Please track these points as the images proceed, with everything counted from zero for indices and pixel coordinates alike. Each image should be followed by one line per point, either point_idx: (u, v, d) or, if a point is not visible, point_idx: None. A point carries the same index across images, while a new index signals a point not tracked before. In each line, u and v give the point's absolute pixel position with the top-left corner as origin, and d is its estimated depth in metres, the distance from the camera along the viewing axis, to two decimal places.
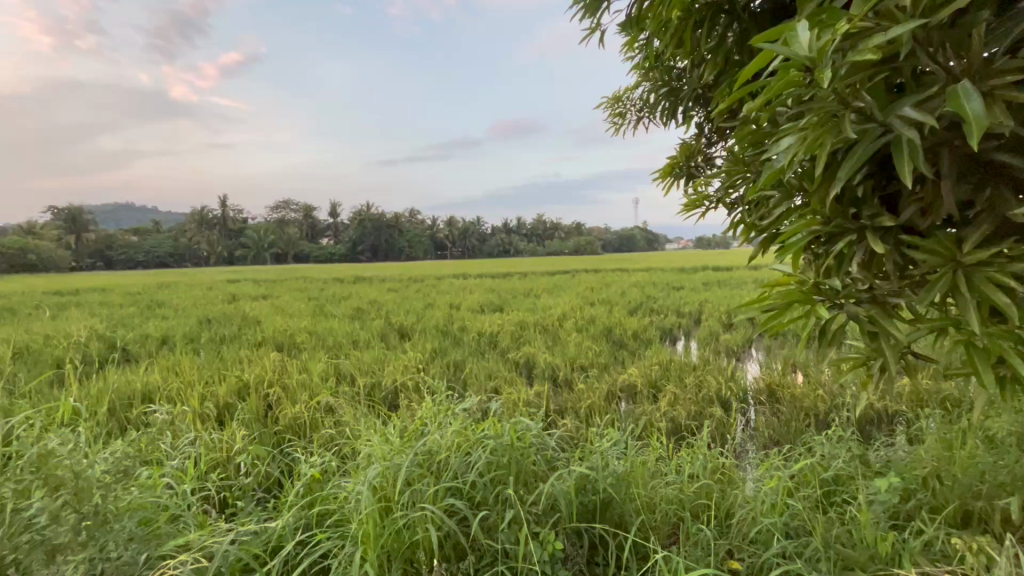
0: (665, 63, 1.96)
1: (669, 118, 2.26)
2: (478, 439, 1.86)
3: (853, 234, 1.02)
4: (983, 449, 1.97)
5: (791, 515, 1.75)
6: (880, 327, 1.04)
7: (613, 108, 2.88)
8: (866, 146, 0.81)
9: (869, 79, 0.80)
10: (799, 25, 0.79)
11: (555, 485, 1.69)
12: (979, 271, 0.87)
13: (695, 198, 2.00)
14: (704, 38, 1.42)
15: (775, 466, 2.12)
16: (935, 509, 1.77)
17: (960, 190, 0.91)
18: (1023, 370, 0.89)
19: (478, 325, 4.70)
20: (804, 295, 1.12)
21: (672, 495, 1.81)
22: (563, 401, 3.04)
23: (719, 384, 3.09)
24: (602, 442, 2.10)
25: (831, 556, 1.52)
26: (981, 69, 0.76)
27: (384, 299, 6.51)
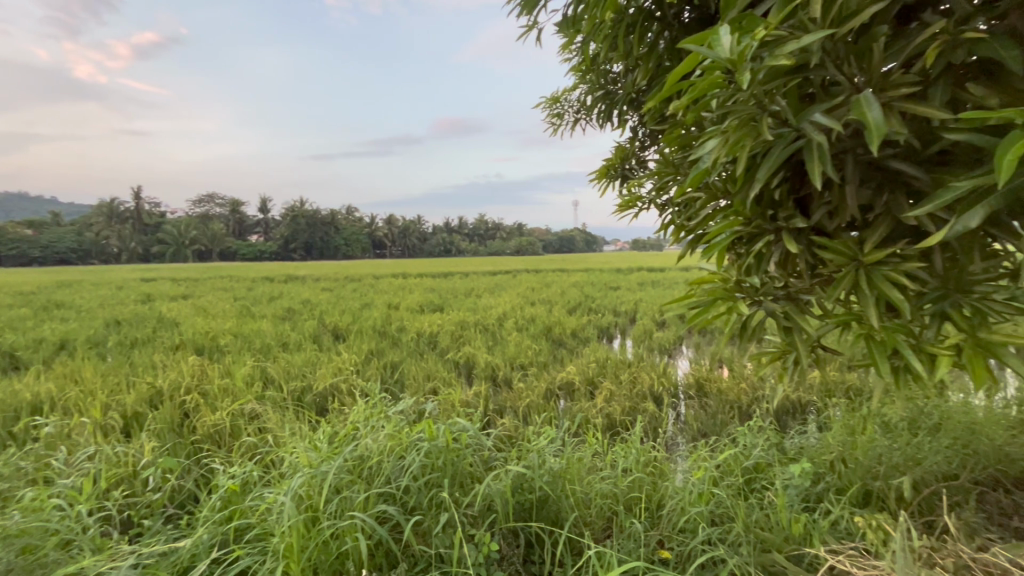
0: (601, 66, 2.00)
1: (605, 121, 2.30)
2: (413, 441, 1.80)
3: (770, 235, 1.08)
4: (880, 434, 2.17)
5: (716, 503, 1.83)
6: (794, 322, 1.11)
7: (552, 109, 2.91)
8: (781, 149, 0.85)
9: (785, 85, 0.84)
10: (721, 28, 0.81)
11: (491, 485, 1.68)
12: (878, 270, 0.95)
13: (629, 199, 2.05)
14: (637, 43, 1.46)
15: (703, 457, 2.21)
16: (841, 490, 1.92)
17: (862, 195, 0.98)
18: (913, 360, 0.97)
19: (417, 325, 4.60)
20: (727, 292, 1.19)
21: (607, 490, 1.84)
22: (503, 401, 3.02)
23: (652, 380, 3.20)
24: (539, 441, 2.11)
25: (751, 540, 1.61)
26: (880, 82, 0.82)
27: (317, 298, 6.22)
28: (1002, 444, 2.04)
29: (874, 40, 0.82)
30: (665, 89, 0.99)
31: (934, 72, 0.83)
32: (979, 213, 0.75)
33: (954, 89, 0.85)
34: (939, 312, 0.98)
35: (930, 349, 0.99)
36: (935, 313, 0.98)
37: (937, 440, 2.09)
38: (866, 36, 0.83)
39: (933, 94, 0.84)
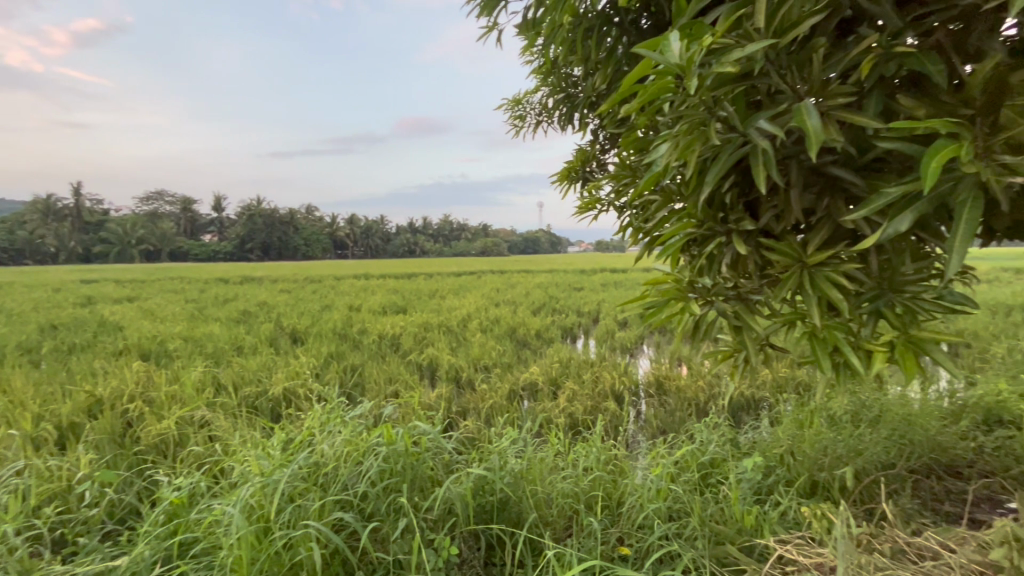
0: (562, 70, 2.02)
1: (566, 123, 2.32)
2: (371, 445, 1.76)
3: (720, 237, 1.11)
4: (826, 428, 2.28)
5: (674, 499, 1.88)
6: (743, 321, 1.16)
7: (514, 111, 2.91)
8: (729, 154, 0.88)
9: (732, 92, 0.87)
10: (671, 33, 0.83)
11: (452, 488, 1.66)
12: (820, 271, 1.00)
13: (588, 201, 2.08)
14: (595, 47, 1.48)
15: (661, 453, 2.26)
16: (790, 481, 2.01)
17: (805, 199, 1.02)
18: (851, 357, 1.02)
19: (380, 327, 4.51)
20: (680, 292, 1.23)
21: (568, 489, 1.86)
22: (466, 403, 3.00)
23: (614, 379, 3.25)
24: (501, 442, 2.11)
25: (706, 533, 1.66)
26: (820, 91, 0.85)
27: (273, 299, 5.99)
28: (934, 434, 2.18)
29: (814, 51, 0.86)
30: (619, 92, 1.01)
31: (869, 83, 0.88)
32: (908, 218, 0.79)
33: (887, 100, 0.89)
34: (875, 311, 1.03)
35: (867, 346, 1.04)
36: (871, 312, 1.04)
37: (877, 431, 2.22)
38: (806, 47, 0.86)
39: (868, 104, 0.88)
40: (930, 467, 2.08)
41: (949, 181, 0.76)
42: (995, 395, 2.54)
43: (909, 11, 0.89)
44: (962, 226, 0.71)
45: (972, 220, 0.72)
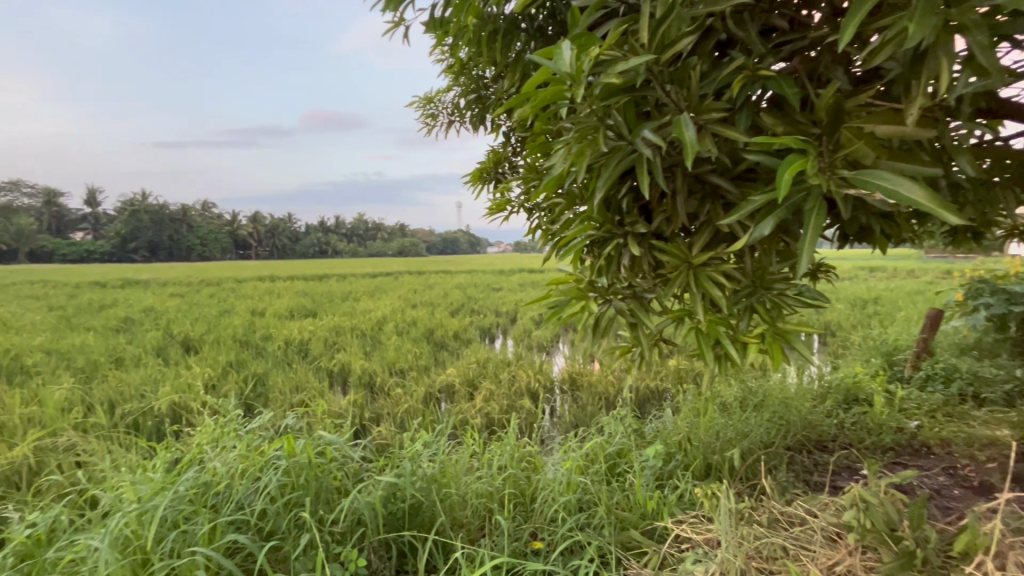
0: (472, 70, 2.02)
1: (478, 125, 2.32)
2: (270, 459, 1.65)
3: (617, 238, 1.17)
4: (718, 414, 2.49)
5: (583, 490, 1.95)
6: (638, 318, 1.23)
7: (426, 109, 2.87)
8: (618, 161, 0.93)
9: (620, 101, 0.92)
10: (562, 42, 0.86)
11: (360, 498, 1.60)
12: (702, 271, 1.09)
13: (499, 203, 2.10)
14: (503, 51, 1.49)
15: (572, 447, 2.34)
16: (687, 465, 2.18)
17: (689, 205, 1.11)
18: (730, 349, 1.12)
19: (273, 347, 3.34)
20: (579, 291, 1.29)
21: (483, 489, 1.87)
22: (380, 409, 2.92)
23: (529, 377, 3.30)
24: (415, 446, 2.07)
25: (612, 521, 1.76)
26: (696, 105, 0.93)
27: (173, 309, 3.25)
28: (805, 413, 2.47)
29: (691, 69, 0.94)
30: (516, 97, 1.03)
31: (738, 101, 0.97)
32: (770, 223, 0.87)
33: (754, 117, 0.99)
34: (749, 306, 1.14)
35: (744, 338, 1.15)
36: (745, 307, 1.14)
37: (760, 414, 2.47)
38: (685, 64, 0.94)
39: (738, 119, 0.97)
40: (802, 444, 2.36)
41: (800, 191, 0.86)
42: (852, 377, 2.93)
43: (771, 39, 1.00)
44: (810, 232, 0.81)
45: (818, 227, 0.83)
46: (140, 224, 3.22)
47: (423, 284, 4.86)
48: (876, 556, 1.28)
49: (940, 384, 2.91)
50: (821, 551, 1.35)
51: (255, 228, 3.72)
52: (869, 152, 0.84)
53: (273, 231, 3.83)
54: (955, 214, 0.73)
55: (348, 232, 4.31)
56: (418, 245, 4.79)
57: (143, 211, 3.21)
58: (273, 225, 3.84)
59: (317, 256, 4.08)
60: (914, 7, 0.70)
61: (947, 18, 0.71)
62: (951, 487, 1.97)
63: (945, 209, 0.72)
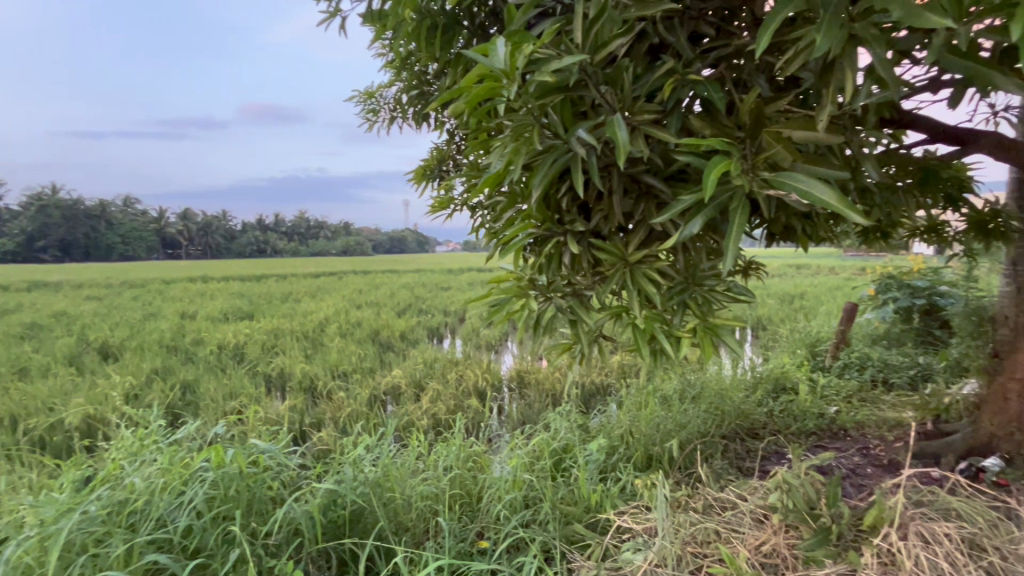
0: (413, 65, 1.98)
1: (421, 120, 2.27)
2: (196, 471, 1.54)
3: (557, 236, 1.18)
4: (659, 407, 2.58)
5: (529, 487, 1.96)
6: (578, 315, 1.25)
7: (367, 104, 2.80)
8: (554, 159, 0.95)
9: (555, 100, 0.93)
10: (497, 38, 0.85)
11: (297, 507, 1.53)
12: (638, 269, 1.13)
13: (442, 201, 2.07)
14: (445, 47, 1.47)
15: (519, 444, 2.35)
16: (629, 457, 2.24)
17: (625, 204, 1.14)
18: (664, 343, 1.16)
19: (205, 357, 2.76)
20: (519, 290, 1.30)
21: (428, 491, 1.84)
22: (321, 414, 2.81)
23: (477, 376, 3.26)
24: (357, 450, 2.00)
25: (557, 515, 1.79)
26: (629, 105, 0.96)
27: (89, 314, 2.62)
28: (739, 403, 2.60)
29: (624, 71, 0.96)
30: (453, 92, 1.02)
31: (669, 104, 1.00)
32: (698, 221, 0.91)
33: (684, 120, 1.03)
34: (683, 302, 1.18)
35: (678, 333, 1.19)
36: (679, 304, 1.18)
37: (697, 406, 2.58)
38: (618, 66, 0.96)
39: (670, 121, 1.01)
40: (736, 432, 2.49)
41: (726, 191, 0.90)
42: (780, 367, 3.13)
43: (700, 45, 1.05)
44: (734, 231, 0.85)
45: (742, 226, 0.87)
46: (49, 221, 2.66)
47: (369, 288, 3.62)
48: (798, 534, 1.37)
49: (855, 371, 3.18)
50: (749, 533, 1.42)
51: (186, 226, 2.99)
52: (786, 155, 0.89)
53: (207, 228, 3.06)
54: (859, 214, 0.79)
55: (291, 228, 3.37)
56: (365, 245, 3.64)
57: (53, 205, 2.65)
58: (207, 221, 3.07)
59: (253, 257, 3.21)
60: (821, 18, 0.76)
61: (850, 30, 0.77)
62: (864, 466, 2.15)
63: (851, 209, 0.78)
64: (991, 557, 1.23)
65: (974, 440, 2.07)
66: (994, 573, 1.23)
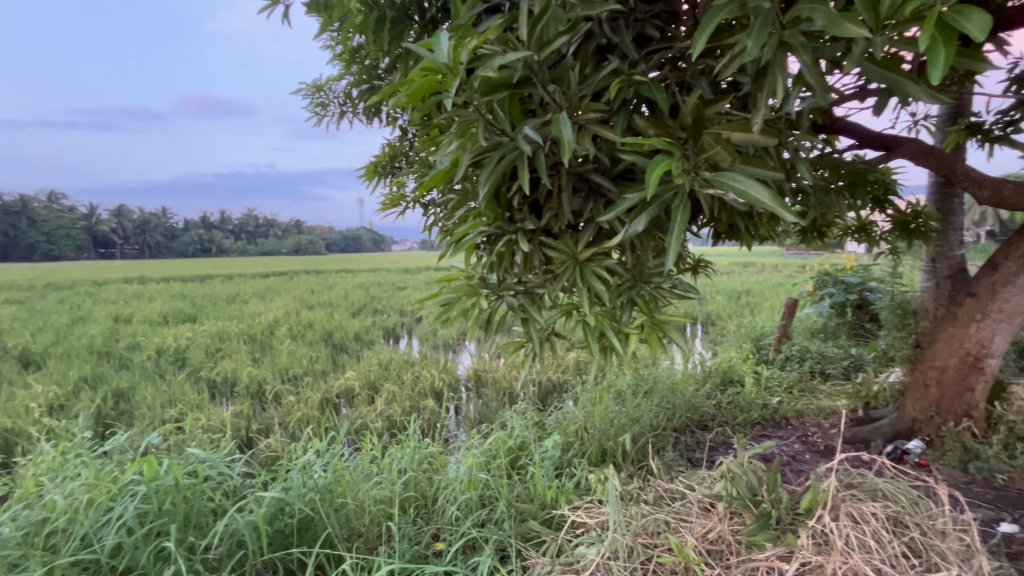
0: (363, 58, 1.92)
1: (372, 115, 2.20)
2: (126, 485, 1.44)
3: (508, 234, 1.18)
4: (613, 403, 2.63)
5: (485, 486, 1.95)
6: (529, 313, 1.26)
7: (315, 97, 2.69)
8: (501, 156, 0.94)
9: (501, 97, 0.93)
10: (441, 32, 0.86)
11: (240, 518, 1.46)
12: (587, 267, 1.14)
13: (394, 198, 2.03)
14: (397, 42, 1.44)
15: (476, 444, 2.33)
16: (584, 452, 2.27)
17: (574, 202, 1.15)
18: (613, 339, 1.18)
19: (142, 363, 2.57)
20: (470, 288, 1.29)
21: (382, 495, 1.80)
22: (269, 419, 2.70)
23: (434, 376, 3.22)
24: (306, 456, 1.93)
25: (513, 513, 1.79)
26: (576, 104, 0.97)
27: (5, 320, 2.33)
28: (689, 397, 2.69)
29: (570, 70, 0.97)
30: (395, 86, 1.00)
31: (615, 104, 1.02)
32: (643, 220, 0.93)
33: (629, 120, 1.05)
34: (630, 299, 1.21)
35: (626, 330, 1.22)
36: (626, 300, 1.21)
37: (650, 401, 2.64)
38: (564, 64, 0.97)
39: (616, 121, 1.02)
40: (686, 424, 2.57)
41: (669, 191, 0.92)
42: (727, 361, 3.26)
43: (645, 47, 1.07)
44: (676, 229, 0.88)
45: (683, 224, 0.90)
46: None
47: (323, 288, 3.40)
48: (741, 520, 1.43)
49: (795, 363, 3.36)
50: (696, 521, 1.47)
51: (121, 223, 2.75)
52: (725, 156, 0.92)
53: (145, 226, 2.83)
54: (791, 213, 0.83)
55: (239, 226, 3.14)
56: (319, 243, 3.39)
57: None
58: (145, 218, 2.83)
59: (197, 257, 2.98)
60: (754, 24, 0.79)
61: (779, 37, 0.81)
62: (803, 452, 2.27)
63: (783, 208, 0.82)
64: (912, 533, 1.33)
65: (899, 424, 2.23)
66: (914, 547, 1.33)
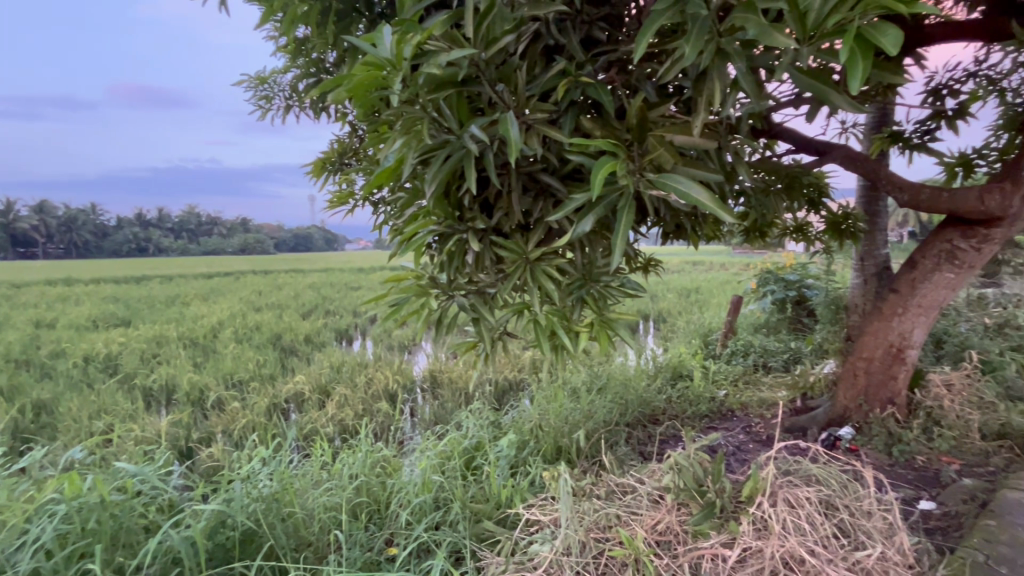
0: (308, 51, 1.85)
1: (320, 110, 2.12)
2: (45, 505, 1.33)
3: (458, 234, 1.17)
4: (568, 400, 2.66)
5: (440, 488, 1.93)
6: (480, 313, 1.25)
7: (258, 90, 2.58)
8: (448, 154, 0.93)
9: (447, 95, 0.92)
10: (384, 26, 0.84)
11: (176, 533, 1.38)
12: (538, 266, 1.15)
13: (343, 195, 1.97)
14: (342, 34, 1.39)
15: (431, 445, 2.30)
16: (540, 450, 2.29)
17: (524, 202, 1.15)
18: (564, 338, 1.20)
19: (68, 372, 2.37)
20: (420, 289, 1.27)
21: (331, 501, 1.74)
22: (211, 428, 2.56)
23: (388, 378, 3.15)
24: (250, 464, 1.85)
25: (467, 514, 1.78)
26: (524, 104, 0.97)
27: None
28: (641, 392, 2.76)
29: (517, 69, 0.97)
30: (336, 80, 0.97)
31: (563, 104, 1.03)
32: (590, 220, 0.95)
33: (577, 121, 1.06)
34: (580, 298, 1.22)
35: (576, 328, 1.24)
36: (577, 299, 1.23)
37: (604, 397, 2.69)
38: (511, 63, 0.97)
39: (564, 122, 1.03)
40: (639, 419, 2.64)
41: (615, 191, 0.94)
42: (677, 356, 3.37)
43: (591, 49, 1.08)
44: (622, 229, 0.90)
45: (628, 224, 0.92)
46: None
47: (271, 289, 3.18)
48: (688, 510, 1.48)
49: (740, 357, 3.52)
50: (646, 513, 1.50)
51: (43, 220, 2.59)
52: (668, 157, 0.95)
53: (71, 224, 2.69)
54: (729, 214, 0.87)
55: (179, 224, 3.00)
56: (267, 242, 3.26)
57: None
58: (71, 214, 2.69)
59: (132, 257, 2.84)
60: (693, 29, 0.82)
61: (716, 44, 0.85)
62: (746, 442, 2.38)
63: (722, 209, 0.85)
64: (841, 515, 1.42)
65: (832, 412, 2.37)
66: (843, 528, 1.42)
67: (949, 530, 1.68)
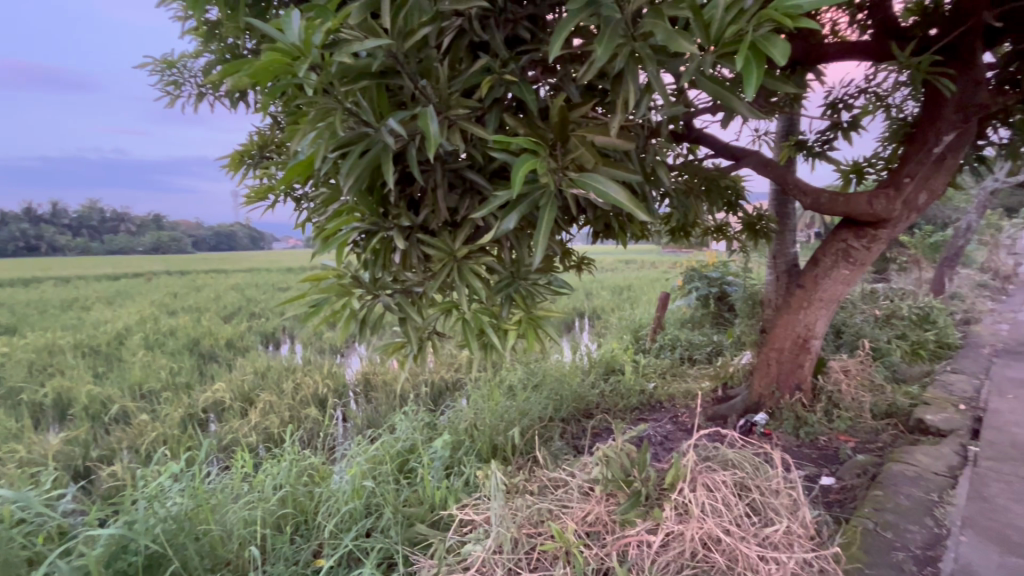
0: (220, 35, 1.73)
1: (236, 98, 1.99)
2: None
3: (381, 230, 1.13)
4: (503, 398, 2.68)
5: (371, 494, 1.87)
6: (406, 312, 1.21)
7: (166, 75, 2.37)
8: (364, 147, 0.91)
9: (363, 86, 0.90)
10: (292, 10, 0.79)
11: (65, 563, 1.24)
12: (465, 264, 1.14)
13: (262, 191, 1.86)
14: (255, 17, 1.30)
15: (364, 450, 2.23)
16: (476, 449, 2.28)
17: (450, 198, 1.14)
18: (491, 337, 1.19)
19: None
20: (342, 287, 1.22)
21: (252, 515, 1.64)
22: (114, 444, 2.34)
23: (316, 383, 3.02)
24: (159, 481, 1.70)
25: (400, 518, 1.74)
26: (446, 99, 0.96)
27: None
28: (575, 387, 2.83)
29: (437, 64, 0.96)
30: (241, 64, 0.91)
31: (487, 100, 1.03)
32: (514, 217, 0.95)
33: (501, 118, 1.06)
34: (508, 296, 1.22)
35: (504, 326, 1.24)
36: (505, 297, 1.23)
37: (539, 394, 2.73)
38: (431, 57, 0.95)
39: (488, 118, 1.03)
40: (572, 414, 2.70)
41: (538, 188, 0.95)
42: (609, 351, 3.48)
43: (515, 48, 1.09)
44: (544, 226, 0.91)
45: (550, 222, 0.93)
46: None
47: (190, 291, 2.88)
48: (616, 500, 1.53)
49: (667, 351, 3.70)
50: (577, 506, 1.54)
51: None
52: (589, 157, 0.97)
53: None
54: (644, 212, 0.90)
55: (77, 220, 2.65)
56: (183, 241, 3.01)
57: None
58: None
59: (19, 256, 2.48)
60: (605, 33, 0.84)
61: (630, 48, 0.88)
62: (671, 432, 2.51)
63: (637, 207, 0.89)
64: (753, 495, 1.52)
65: (749, 400, 2.54)
66: (755, 507, 1.52)
67: (845, 502, 1.86)
